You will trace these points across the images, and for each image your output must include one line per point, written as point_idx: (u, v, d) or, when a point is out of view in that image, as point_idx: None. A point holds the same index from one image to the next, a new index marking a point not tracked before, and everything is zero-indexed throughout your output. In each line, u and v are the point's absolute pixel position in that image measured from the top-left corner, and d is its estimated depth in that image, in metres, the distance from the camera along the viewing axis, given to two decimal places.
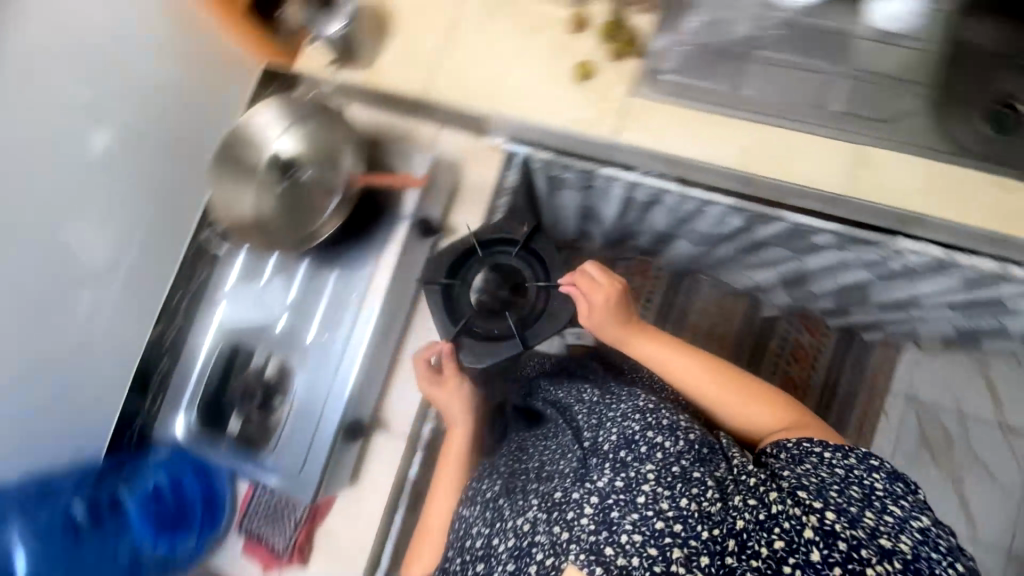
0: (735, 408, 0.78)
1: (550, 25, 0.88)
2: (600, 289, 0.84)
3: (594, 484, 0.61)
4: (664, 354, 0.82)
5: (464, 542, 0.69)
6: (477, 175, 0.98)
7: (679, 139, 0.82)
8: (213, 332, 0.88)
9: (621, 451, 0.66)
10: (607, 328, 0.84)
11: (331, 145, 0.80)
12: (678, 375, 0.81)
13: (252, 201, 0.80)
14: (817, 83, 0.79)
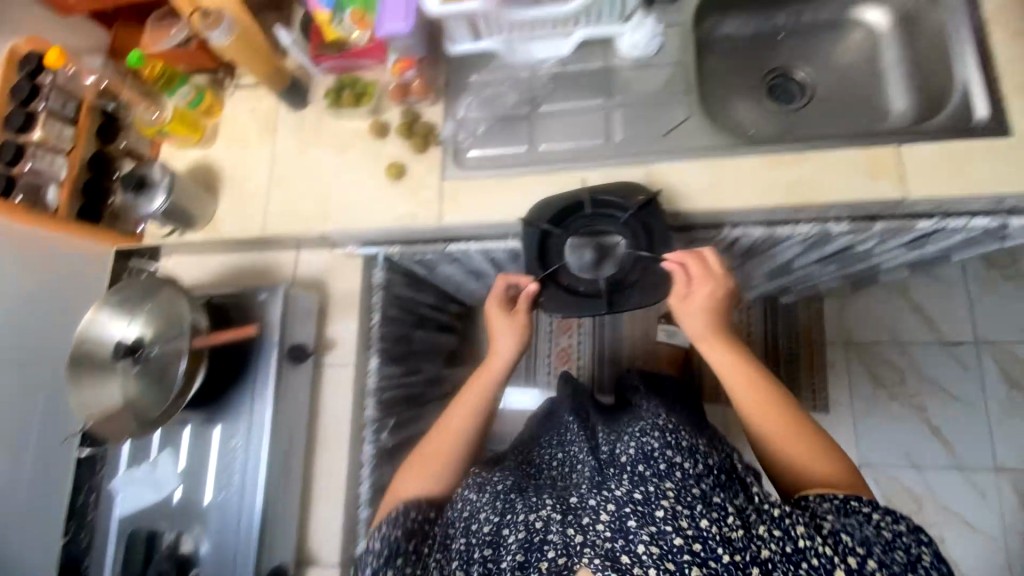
0: (786, 444, 0.72)
1: (358, 136, 0.95)
2: (694, 282, 0.80)
3: (611, 492, 0.59)
4: (740, 374, 0.78)
5: (469, 528, 0.68)
6: (341, 285, 1.02)
7: (501, 201, 0.88)
8: (116, 526, 0.88)
9: (641, 463, 0.62)
10: (699, 329, 0.80)
11: (171, 313, 0.82)
12: (745, 393, 0.77)
13: (111, 388, 0.82)
14: (596, 118, 0.89)
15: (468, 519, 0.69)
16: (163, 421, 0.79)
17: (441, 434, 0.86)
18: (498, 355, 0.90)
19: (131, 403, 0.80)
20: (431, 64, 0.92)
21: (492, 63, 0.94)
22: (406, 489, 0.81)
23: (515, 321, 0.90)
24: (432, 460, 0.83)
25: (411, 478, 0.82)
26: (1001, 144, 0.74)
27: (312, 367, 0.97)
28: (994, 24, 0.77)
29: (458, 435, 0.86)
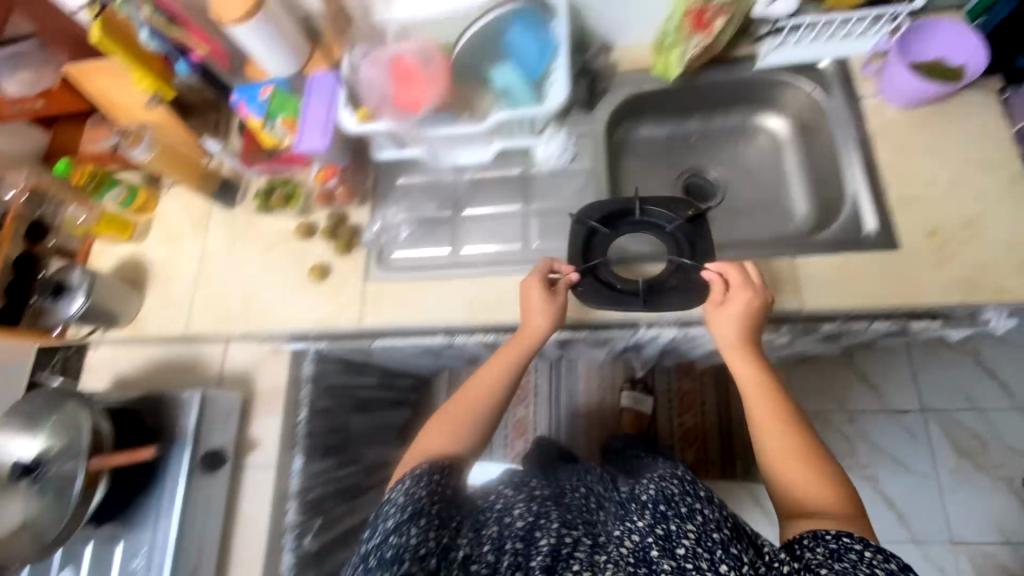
0: (781, 461, 0.68)
1: (285, 236, 0.97)
2: (733, 290, 0.77)
3: (634, 523, 0.65)
4: (756, 385, 0.73)
5: (502, 518, 0.68)
6: (267, 382, 1.01)
7: (421, 305, 0.89)
8: None
9: (661, 504, 0.67)
10: (729, 331, 0.76)
11: (73, 428, 0.82)
12: (755, 401, 0.73)
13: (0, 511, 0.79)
14: (514, 224, 0.92)
15: (500, 510, 0.69)
16: (57, 544, 0.77)
17: (470, 391, 0.82)
18: (530, 329, 0.81)
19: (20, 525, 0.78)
20: (357, 171, 0.94)
21: (417, 167, 0.98)
22: (431, 445, 0.77)
23: (553, 298, 0.81)
24: (460, 422, 0.79)
25: (437, 437, 0.78)
26: (888, 257, 0.77)
27: (231, 470, 0.95)
28: (876, 142, 0.82)
29: (479, 406, 0.80)
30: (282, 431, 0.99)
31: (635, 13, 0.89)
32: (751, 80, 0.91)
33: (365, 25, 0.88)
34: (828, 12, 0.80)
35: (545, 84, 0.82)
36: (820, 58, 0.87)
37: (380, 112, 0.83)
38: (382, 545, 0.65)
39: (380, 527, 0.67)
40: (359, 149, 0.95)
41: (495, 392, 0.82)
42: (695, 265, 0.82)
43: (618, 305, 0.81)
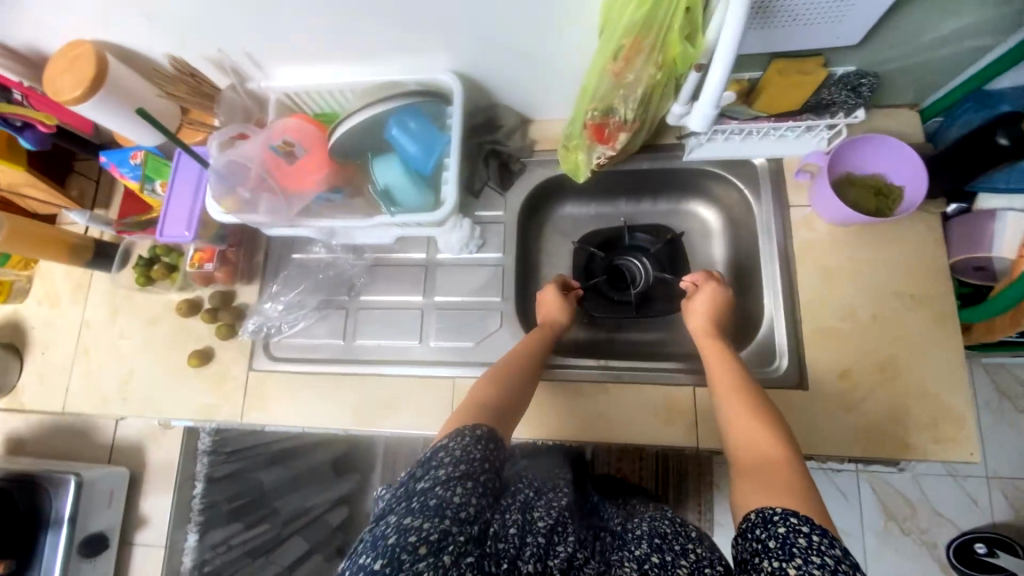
0: (737, 429, 0.62)
1: (168, 313, 0.90)
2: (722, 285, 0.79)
3: (630, 552, 0.55)
4: (721, 361, 0.70)
5: (528, 511, 0.57)
6: (157, 456, 0.97)
7: (303, 402, 0.83)
8: None
9: (659, 530, 0.58)
10: (702, 320, 0.76)
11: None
12: (720, 374, 0.68)
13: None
14: (409, 318, 0.85)
15: (527, 503, 0.58)
16: None
17: (506, 363, 0.72)
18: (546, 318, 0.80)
19: None
20: (240, 251, 0.87)
21: (311, 243, 0.90)
22: (477, 395, 0.66)
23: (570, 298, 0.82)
24: (507, 386, 0.68)
25: (485, 399, 0.65)
26: (791, 398, 0.72)
27: (116, 548, 0.94)
28: (796, 264, 0.76)
29: (526, 369, 0.72)
30: (172, 509, 0.96)
31: (546, 94, 0.80)
32: (676, 170, 0.84)
33: (238, 92, 0.78)
34: (756, 118, 0.71)
35: (439, 182, 0.74)
36: (753, 156, 0.79)
37: (253, 203, 0.74)
38: (425, 492, 0.53)
39: (429, 471, 0.54)
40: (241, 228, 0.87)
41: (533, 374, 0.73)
42: (676, 277, 0.86)
43: (615, 310, 0.86)
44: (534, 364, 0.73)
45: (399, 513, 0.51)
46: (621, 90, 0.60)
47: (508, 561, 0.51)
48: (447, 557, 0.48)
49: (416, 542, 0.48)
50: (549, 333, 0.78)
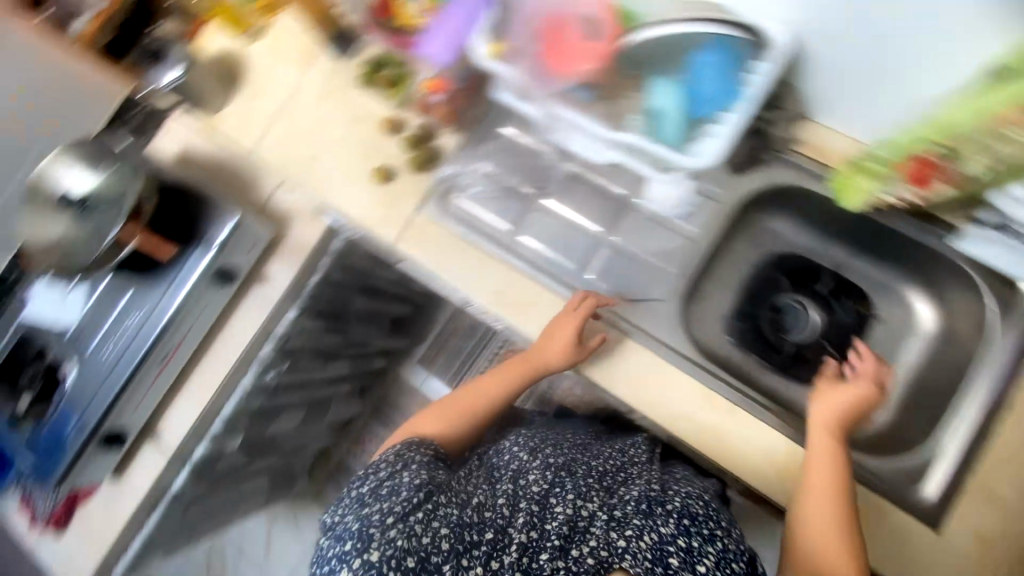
0: (824, 543, 0.63)
1: (373, 119, 0.93)
2: (865, 387, 0.73)
3: (658, 528, 0.70)
4: (824, 459, 0.67)
5: (516, 479, 0.81)
6: (296, 234, 1.04)
7: (452, 262, 0.86)
8: (13, 329, 0.99)
9: (685, 518, 0.74)
10: (826, 405, 0.71)
11: (130, 188, 0.87)
12: (818, 465, 0.66)
13: (48, 216, 0.89)
14: (581, 244, 0.83)
15: (517, 475, 0.82)
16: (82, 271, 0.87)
17: (464, 396, 0.97)
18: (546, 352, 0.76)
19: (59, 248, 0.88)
20: (466, 97, 0.86)
21: (529, 126, 0.88)
22: (425, 425, 0.95)
23: (564, 346, 0.75)
24: (450, 409, 0.96)
25: (432, 417, 0.95)
26: (918, 530, 0.67)
27: (235, 290, 1.03)
28: (1010, 414, 0.67)
29: (477, 407, 0.95)
30: (285, 284, 1.04)
31: (855, 100, 0.70)
32: (930, 249, 0.75)
33: None
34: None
35: (698, 130, 0.69)
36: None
37: (515, 57, 0.73)
38: (387, 485, 0.78)
39: (376, 475, 0.81)
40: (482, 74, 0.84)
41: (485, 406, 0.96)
42: (837, 357, 0.82)
43: (763, 348, 0.85)
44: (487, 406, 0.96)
45: (363, 505, 0.76)
46: (997, 139, 0.51)
47: (485, 523, 0.73)
48: (414, 525, 0.72)
49: (385, 518, 0.73)
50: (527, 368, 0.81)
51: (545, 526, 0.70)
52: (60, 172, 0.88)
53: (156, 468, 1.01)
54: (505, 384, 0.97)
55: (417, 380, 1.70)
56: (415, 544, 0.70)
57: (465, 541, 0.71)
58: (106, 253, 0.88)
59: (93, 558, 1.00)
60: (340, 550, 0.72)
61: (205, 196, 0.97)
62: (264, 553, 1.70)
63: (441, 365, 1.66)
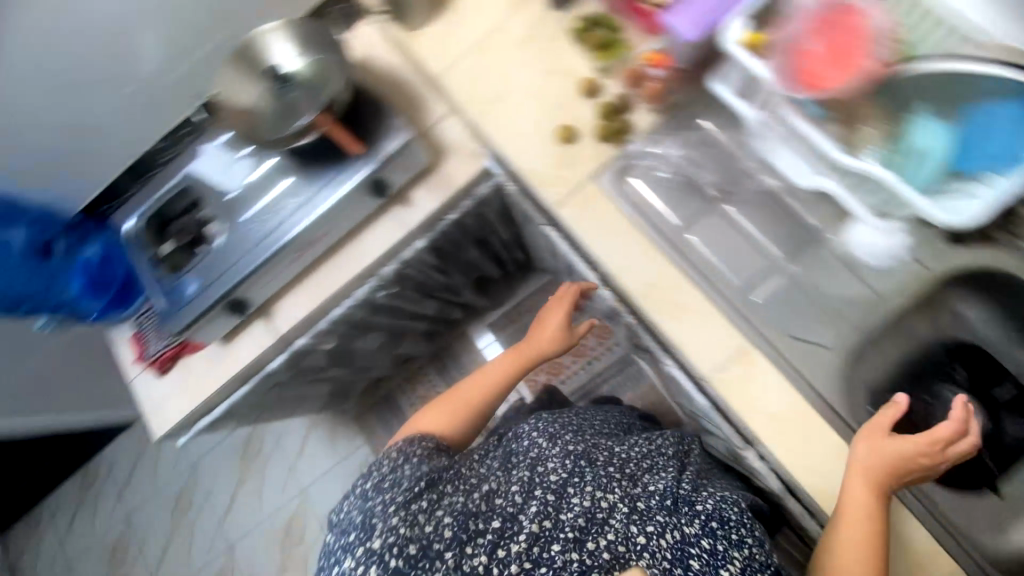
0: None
1: (571, 76, 0.90)
2: (933, 458, 0.65)
3: (682, 526, 0.69)
4: (866, 519, 0.64)
5: (534, 465, 0.76)
6: (449, 169, 1.04)
7: (615, 239, 0.82)
8: (175, 178, 1.04)
9: (715, 521, 0.70)
10: (867, 466, 0.65)
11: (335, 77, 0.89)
12: (850, 527, 0.64)
13: (250, 83, 0.93)
14: (757, 264, 0.78)
15: (533, 461, 0.77)
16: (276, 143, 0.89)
17: (454, 396, 0.95)
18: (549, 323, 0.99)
19: (257, 121, 0.92)
20: (682, 79, 0.81)
21: (737, 127, 0.82)
22: (426, 423, 0.90)
23: (547, 329, 1.00)
24: (450, 404, 0.93)
25: (430, 416, 0.91)
26: None
27: (379, 204, 1.04)
28: None
29: (478, 401, 0.95)
30: (426, 212, 1.05)
31: None
32: None
33: None
34: None
35: (947, 187, 0.65)
36: None
37: (772, 52, 0.68)
38: (391, 475, 0.76)
39: (378, 470, 0.78)
40: (718, 55, 0.78)
41: (485, 400, 0.95)
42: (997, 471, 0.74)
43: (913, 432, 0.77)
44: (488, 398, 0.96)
45: (369, 494, 0.75)
46: None
47: (493, 511, 0.70)
48: (416, 512, 0.71)
49: (386, 507, 0.71)
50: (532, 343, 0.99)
51: (558, 512, 0.68)
52: (278, 50, 0.92)
53: (261, 346, 1.06)
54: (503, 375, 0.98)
55: (483, 343, 1.71)
56: (417, 533, 0.69)
57: (468, 531, 0.68)
58: (288, 137, 0.89)
59: (186, 406, 1.06)
60: (345, 542, 0.72)
61: (388, 109, 0.99)
62: (296, 453, 1.78)
63: (514, 333, 1.66)
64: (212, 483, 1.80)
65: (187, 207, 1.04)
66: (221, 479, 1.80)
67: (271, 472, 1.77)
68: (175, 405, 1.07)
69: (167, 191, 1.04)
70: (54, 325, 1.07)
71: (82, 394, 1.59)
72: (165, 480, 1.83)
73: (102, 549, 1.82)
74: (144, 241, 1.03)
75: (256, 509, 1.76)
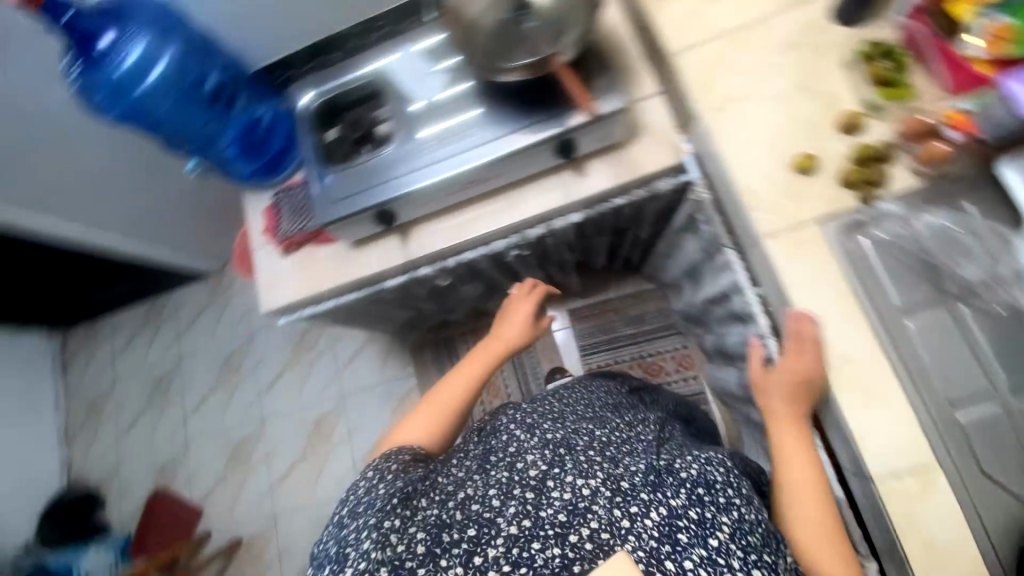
0: (814, 553, 0.64)
1: (832, 101, 0.79)
2: (817, 363, 0.73)
3: (667, 497, 0.63)
4: (801, 450, 0.72)
5: (513, 463, 0.70)
6: (641, 152, 0.94)
7: (820, 297, 0.74)
8: (366, 66, 0.99)
9: (699, 487, 0.65)
10: (776, 396, 0.76)
11: (577, 25, 0.82)
12: (786, 453, 0.73)
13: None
14: (975, 383, 0.68)
15: (512, 457, 0.71)
16: (490, 69, 0.84)
17: (428, 403, 0.91)
18: (507, 333, 1.00)
19: (477, 33, 0.84)
20: (973, 151, 0.70)
21: (1015, 225, 0.69)
22: (408, 434, 0.87)
23: (520, 324, 1.01)
24: (432, 411, 0.90)
25: (411, 427, 0.88)
26: None
27: (554, 164, 0.97)
28: None
29: (456, 406, 0.91)
30: (596, 189, 0.96)
31: None
32: None
33: None
34: None
35: None
36: None
37: None
38: (367, 493, 0.71)
39: (352, 502, 0.72)
40: None
41: (461, 403, 0.92)
42: None
43: None
44: (466, 398, 0.93)
45: (353, 518, 0.69)
46: None
47: (467, 519, 0.63)
48: (396, 523, 0.65)
49: (360, 533, 0.65)
50: (500, 339, 0.99)
51: (538, 511, 0.62)
52: None
53: (387, 263, 1.03)
54: (473, 371, 0.95)
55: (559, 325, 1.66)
56: (390, 554, 0.62)
57: (442, 545, 0.62)
58: (493, 68, 0.84)
59: (298, 293, 1.06)
60: None
61: (610, 68, 0.90)
62: (346, 361, 1.79)
63: (597, 328, 1.61)
64: (261, 358, 1.85)
65: (366, 102, 0.99)
66: (269, 358, 1.84)
67: (318, 370, 1.81)
68: (291, 286, 1.06)
69: (351, 79, 0.99)
70: (200, 172, 1.05)
71: (176, 235, 1.63)
72: (220, 338, 1.89)
73: (148, 377, 1.92)
74: (316, 119, 1.01)
75: (293, 397, 1.80)
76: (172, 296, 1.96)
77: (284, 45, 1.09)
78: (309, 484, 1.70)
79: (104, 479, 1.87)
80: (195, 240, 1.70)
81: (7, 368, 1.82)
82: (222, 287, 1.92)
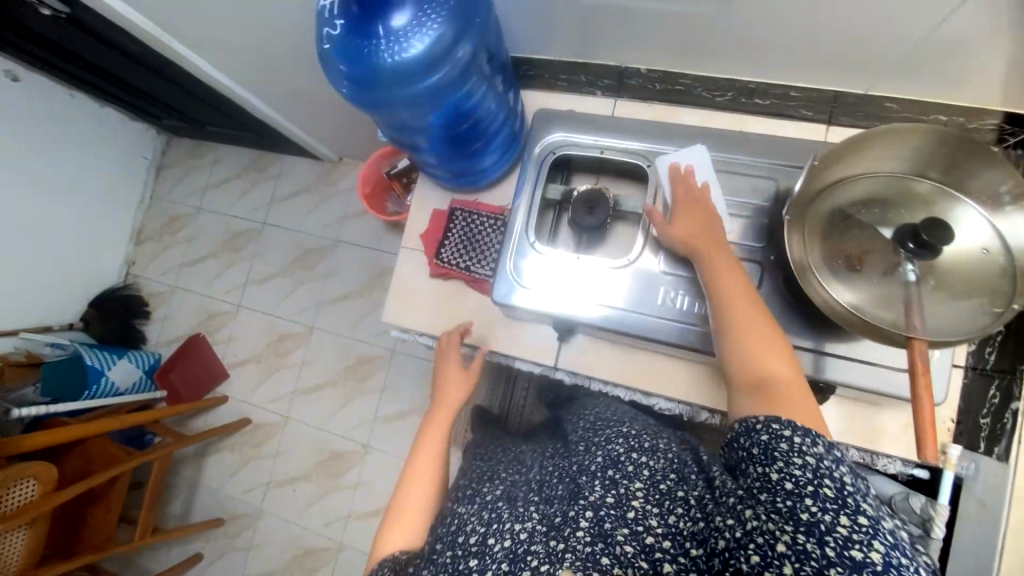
0: (756, 355, 0.59)
1: None
2: (704, 205, 0.71)
3: (586, 498, 0.61)
4: (738, 283, 0.63)
5: (454, 539, 0.63)
6: (889, 428, 0.75)
7: None
8: (644, 144, 0.78)
9: (608, 469, 0.64)
10: (684, 234, 0.69)
11: (962, 311, 0.57)
12: (725, 276, 0.64)
13: (868, 178, 0.63)
14: None
15: (451, 534, 0.64)
16: (791, 231, 0.63)
17: (402, 499, 0.73)
18: (454, 391, 0.83)
19: (829, 212, 0.64)
20: None
21: None
22: (394, 540, 0.68)
23: (458, 370, 0.85)
24: (421, 474, 0.75)
25: (401, 524, 0.70)
26: None
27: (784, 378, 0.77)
28: None
29: (433, 480, 0.75)
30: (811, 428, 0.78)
31: None
32: None
33: None
34: None
35: None
36: None
37: None
38: None
39: None
40: None
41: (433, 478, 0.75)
42: None
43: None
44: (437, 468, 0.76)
45: None
46: None
47: None
48: None
49: None
50: (445, 398, 0.83)
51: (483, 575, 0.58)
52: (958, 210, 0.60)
53: (535, 353, 0.87)
54: (436, 435, 0.79)
55: None
56: None
57: None
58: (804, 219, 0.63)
59: (427, 324, 0.93)
60: None
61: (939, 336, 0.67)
62: None
63: None
64: (336, 269, 1.77)
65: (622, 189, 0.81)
66: (342, 276, 1.76)
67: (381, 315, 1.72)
68: (422, 310, 0.93)
69: (619, 146, 0.78)
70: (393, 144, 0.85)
71: (318, 124, 1.49)
72: (310, 230, 1.81)
73: (230, 226, 1.89)
74: (553, 167, 0.84)
75: (346, 325, 1.74)
76: (284, 162, 1.88)
77: (553, 49, 0.87)
78: (325, 412, 1.70)
79: (156, 295, 1.92)
80: (331, 135, 1.55)
81: (114, 151, 1.80)
82: (332, 183, 1.81)
